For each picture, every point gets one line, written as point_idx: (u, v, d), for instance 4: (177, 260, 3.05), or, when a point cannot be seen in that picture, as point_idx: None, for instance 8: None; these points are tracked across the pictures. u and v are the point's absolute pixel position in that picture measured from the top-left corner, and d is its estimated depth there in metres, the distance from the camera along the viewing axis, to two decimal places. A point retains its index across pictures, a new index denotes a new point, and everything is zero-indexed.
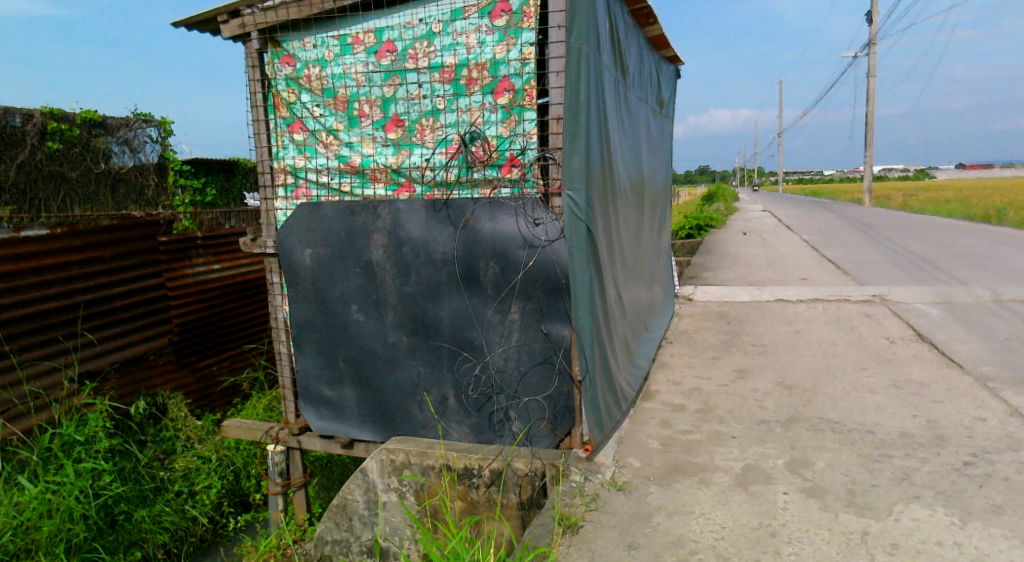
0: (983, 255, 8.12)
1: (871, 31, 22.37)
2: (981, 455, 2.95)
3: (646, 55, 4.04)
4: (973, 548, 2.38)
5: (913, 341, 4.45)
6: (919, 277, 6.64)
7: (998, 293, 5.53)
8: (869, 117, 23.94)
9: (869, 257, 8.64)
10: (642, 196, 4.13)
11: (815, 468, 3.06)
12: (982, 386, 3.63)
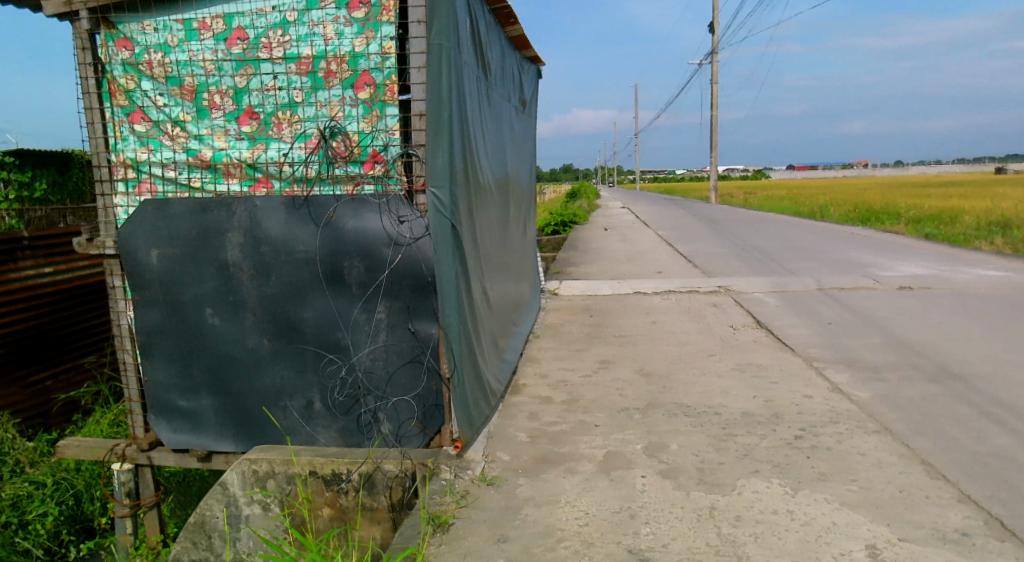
0: (809, 248, 9.03)
1: (712, 41, 24.32)
2: (809, 429, 3.24)
3: (508, 55, 4.09)
4: (803, 513, 2.61)
5: (753, 327, 4.84)
6: (759, 268, 7.24)
7: (823, 281, 6.17)
8: (716, 120, 25.94)
9: (715, 250, 9.35)
10: (507, 193, 4.18)
11: (670, 450, 3.24)
12: (809, 366, 4.01)
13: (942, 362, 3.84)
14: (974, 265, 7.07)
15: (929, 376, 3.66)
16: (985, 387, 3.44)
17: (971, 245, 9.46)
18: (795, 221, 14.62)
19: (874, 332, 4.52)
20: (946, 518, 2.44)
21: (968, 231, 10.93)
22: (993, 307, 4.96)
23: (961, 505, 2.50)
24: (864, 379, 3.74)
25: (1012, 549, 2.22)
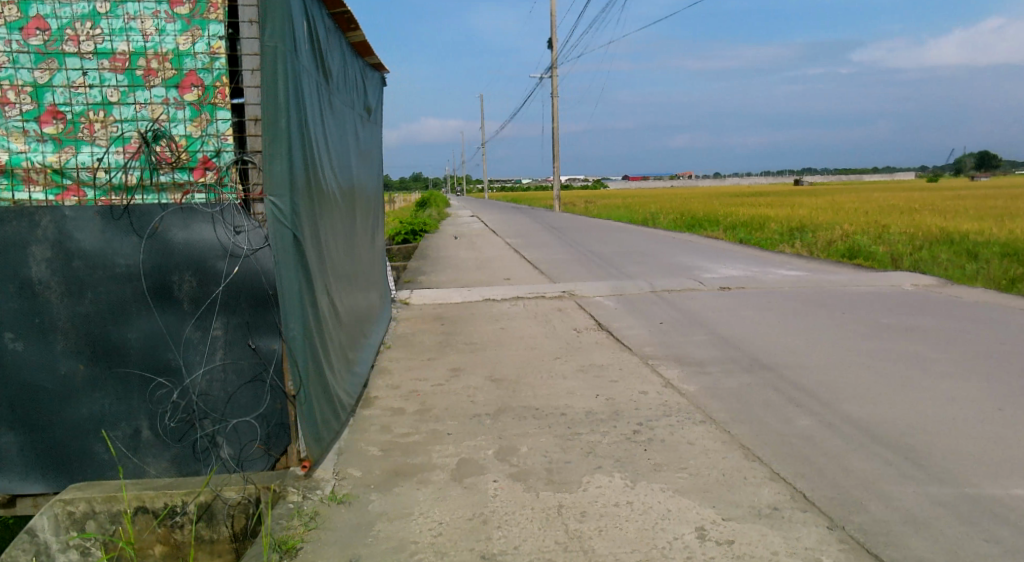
0: (644, 253, 9.73)
1: (552, 57, 25.45)
2: (645, 423, 3.45)
3: (350, 62, 4.01)
4: (641, 504, 2.76)
5: (595, 329, 5.10)
6: (599, 273, 7.68)
7: (656, 283, 6.64)
8: (556, 131, 27.12)
9: (560, 256, 9.78)
10: (353, 202, 4.10)
11: (520, 453, 3.32)
12: (645, 364, 4.29)
13: (754, 354, 4.26)
14: (779, 266, 7.98)
15: (745, 368, 4.04)
16: (789, 374, 3.84)
17: (778, 247, 10.68)
18: (634, 229, 15.67)
19: (699, 330, 4.92)
20: (760, 494, 2.68)
21: (774, 235, 12.33)
22: (793, 303, 5.61)
23: (772, 482, 2.75)
24: (691, 373, 4.05)
25: (812, 518, 2.46)
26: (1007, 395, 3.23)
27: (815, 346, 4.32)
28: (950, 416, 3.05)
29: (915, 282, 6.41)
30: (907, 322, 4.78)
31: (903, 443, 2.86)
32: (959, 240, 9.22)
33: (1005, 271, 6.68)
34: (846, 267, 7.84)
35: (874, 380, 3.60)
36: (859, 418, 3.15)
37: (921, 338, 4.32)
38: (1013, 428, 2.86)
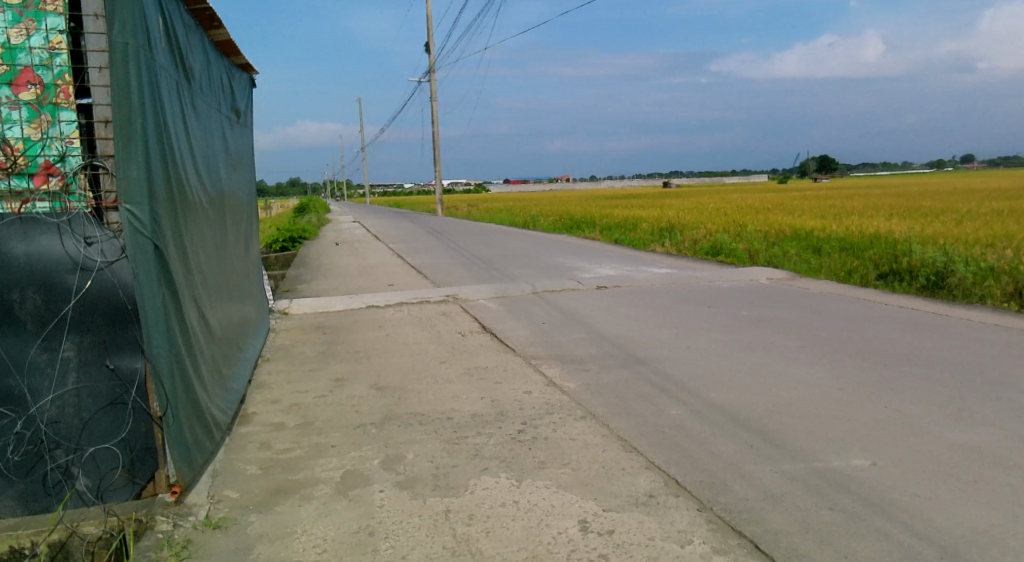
0: (526, 255, 9.96)
1: (430, 61, 25.43)
2: (529, 422, 3.51)
3: (214, 61, 3.79)
4: (526, 502, 2.80)
5: (479, 332, 5.15)
6: (483, 275, 7.77)
7: (538, 285, 6.78)
8: (437, 136, 27.09)
9: (444, 260, 9.78)
10: (223, 209, 3.88)
11: (406, 460, 3.28)
12: (528, 364, 4.36)
13: (630, 349, 4.44)
14: (652, 264, 8.44)
15: (621, 363, 4.20)
16: (662, 367, 4.03)
17: (651, 247, 11.25)
18: (518, 232, 15.93)
19: (579, 328, 5.07)
20: (637, 484, 2.80)
21: (647, 235, 12.96)
22: (663, 299, 5.92)
23: (648, 471, 2.87)
24: (572, 370, 4.16)
25: (684, 502, 2.60)
26: (847, 376, 3.56)
27: (684, 339, 4.57)
28: (800, 397, 3.32)
29: (770, 276, 6.96)
30: (764, 313, 5.17)
31: (761, 426, 3.06)
32: (805, 235, 10.12)
33: (843, 263, 7.41)
34: (710, 263, 8.39)
35: (735, 368, 3.86)
36: (723, 404, 3.35)
37: (776, 327, 4.69)
38: (852, 404, 3.16)
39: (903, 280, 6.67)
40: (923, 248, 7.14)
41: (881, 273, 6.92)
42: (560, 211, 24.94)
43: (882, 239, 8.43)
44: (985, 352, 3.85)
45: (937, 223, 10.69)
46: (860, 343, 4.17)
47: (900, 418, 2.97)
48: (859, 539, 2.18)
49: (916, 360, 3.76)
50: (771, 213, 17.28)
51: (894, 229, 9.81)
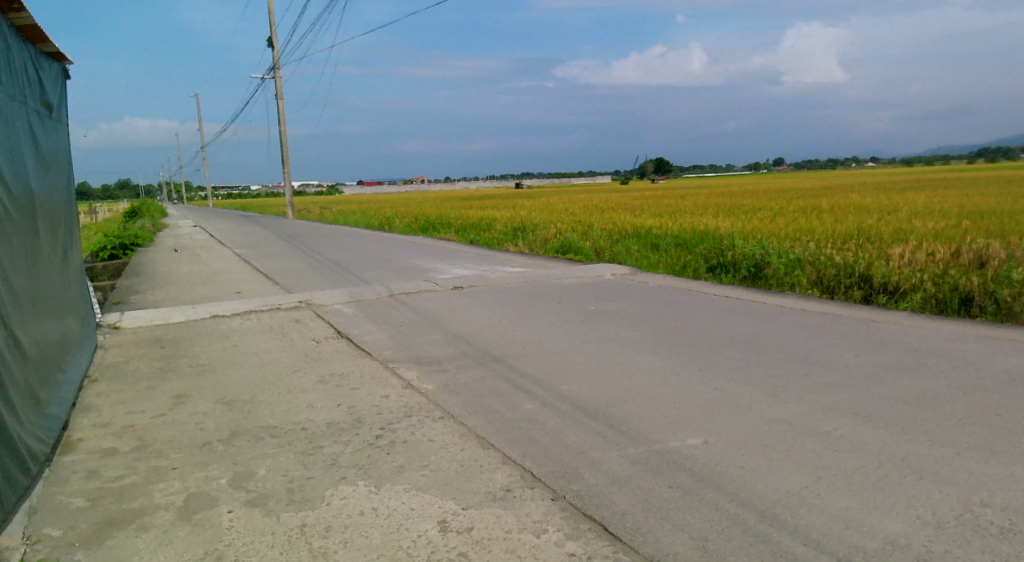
0: (381, 258, 9.81)
1: (275, 57, 24.25)
2: (387, 426, 3.33)
3: (14, 48, 3.37)
4: (386, 508, 2.64)
5: (334, 338, 4.99)
6: (338, 280, 7.54)
7: (394, 288, 6.67)
8: (285, 135, 25.88)
9: (294, 266, 9.37)
10: (33, 213, 3.45)
11: (257, 477, 2.99)
12: (384, 367, 4.23)
13: (486, 347, 4.46)
14: (506, 264, 8.63)
15: (477, 360, 4.19)
16: (516, 362, 4.10)
17: (504, 246, 11.43)
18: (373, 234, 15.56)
19: (434, 329, 5.04)
20: (495, 480, 2.79)
21: (500, 234, 13.16)
22: (516, 298, 6.05)
23: (505, 466, 2.88)
24: (429, 370, 4.08)
25: (539, 493, 2.65)
26: (682, 362, 3.84)
27: (535, 335, 4.69)
28: (641, 385, 3.52)
29: (613, 271, 7.34)
30: (609, 307, 5.45)
31: (608, 413, 3.21)
32: (643, 230, 10.74)
33: (677, 258, 7.94)
34: (559, 261, 8.70)
35: (584, 361, 4.02)
36: (573, 395, 3.47)
37: (621, 320, 4.95)
38: (685, 388, 3.41)
39: (727, 272, 7.25)
40: (743, 242, 7.83)
41: (710, 266, 7.42)
42: (415, 212, 24.73)
43: (709, 234, 9.17)
44: (794, 333, 4.31)
45: (753, 218, 11.83)
46: (693, 331, 4.51)
47: (727, 398, 3.23)
48: (694, 512, 2.35)
49: (739, 345, 4.12)
50: (614, 210, 18.27)
51: (719, 224, 10.70)
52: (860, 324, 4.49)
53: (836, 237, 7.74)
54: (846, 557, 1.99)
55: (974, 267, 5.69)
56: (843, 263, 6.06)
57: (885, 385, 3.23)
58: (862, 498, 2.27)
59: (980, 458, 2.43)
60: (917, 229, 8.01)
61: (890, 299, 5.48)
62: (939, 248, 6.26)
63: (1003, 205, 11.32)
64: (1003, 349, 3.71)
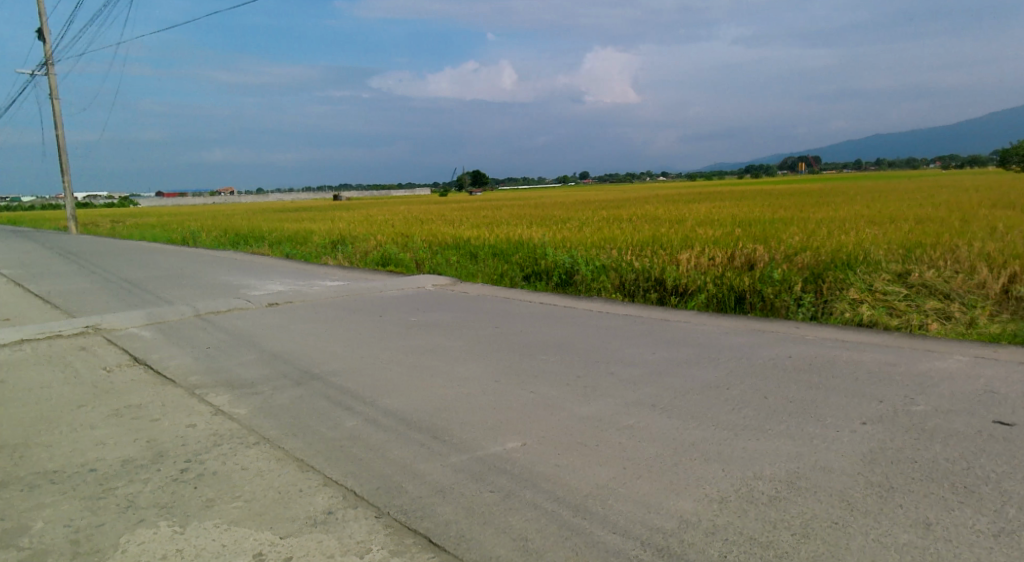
0: (185, 275, 9.02)
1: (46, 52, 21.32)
2: (194, 458, 3.03)
3: None
4: (192, 547, 2.35)
5: (130, 365, 4.49)
6: (135, 301, 6.81)
7: (200, 307, 6.18)
8: (63, 139, 22.78)
9: (77, 287, 8.29)
10: None
11: (33, 531, 2.51)
12: (190, 394, 3.86)
13: (304, 365, 4.27)
14: (325, 277, 8.36)
15: (295, 381, 3.98)
16: (337, 379, 3.95)
17: (323, 260, 10.99)
18: (176, 250, 14.19)
19: (247, 350, 4.72)
20: (315, 503, 2.62)
21: (318, 247, 12.62)
22: (337, 313, 5.86)
23: (326, 487, 2.73)
24: (241, 395, 3.79)
25: (362, 512, 2.53)
26: (502, 369, 3.95)
27: (357, 350, 4.57)
28: (462, 394, 3.57)
29: (435, 282, 7.39)
30: (433, 318, 5.48)
31: (431, 425, 3.20)
32: (463, 241, 10.88)
33: (495, 269, 8.15)
34: (381, 274, 8.55)
35: (406, 374, 3.98)
36: (396, 409, 3.43)
37: (443, 331, 5.01)
38: (505, 395, 3.51)
39: (541, 279, 7.54)
40: (555, 250, 8.27)
41: (526, 274, 7.75)
42: (228, 225, 23.00)
43: (525, 243, 9.59)
44: (602, 335, 4.63)
45: (563, 227, 12.52)
46: (513, 339, 4.67)
47: (542, 400, 3.39)
48: (514, 514, 2.40)
49: (552, 348, 4.35)
50: (435, 220, 18.41)
51: (534, 234, 11.15)
52: (658, 323, 4.94)
53: (636, 244, 8.44)
54: (649, 539, 2.14)
55: (745, 267, 6.49)
56: (641, 268, 6.60)
57: (678, 378, 3.58)
58: (661, 483, 2.48)
59: (752, 436, 2.77)
60: (699, 235, 8.98)
61: (681, 300, 6.06)
62: (717, 253, 7.04)
63: (761, 214, 13.14)
64: (768, 339, 4.29)
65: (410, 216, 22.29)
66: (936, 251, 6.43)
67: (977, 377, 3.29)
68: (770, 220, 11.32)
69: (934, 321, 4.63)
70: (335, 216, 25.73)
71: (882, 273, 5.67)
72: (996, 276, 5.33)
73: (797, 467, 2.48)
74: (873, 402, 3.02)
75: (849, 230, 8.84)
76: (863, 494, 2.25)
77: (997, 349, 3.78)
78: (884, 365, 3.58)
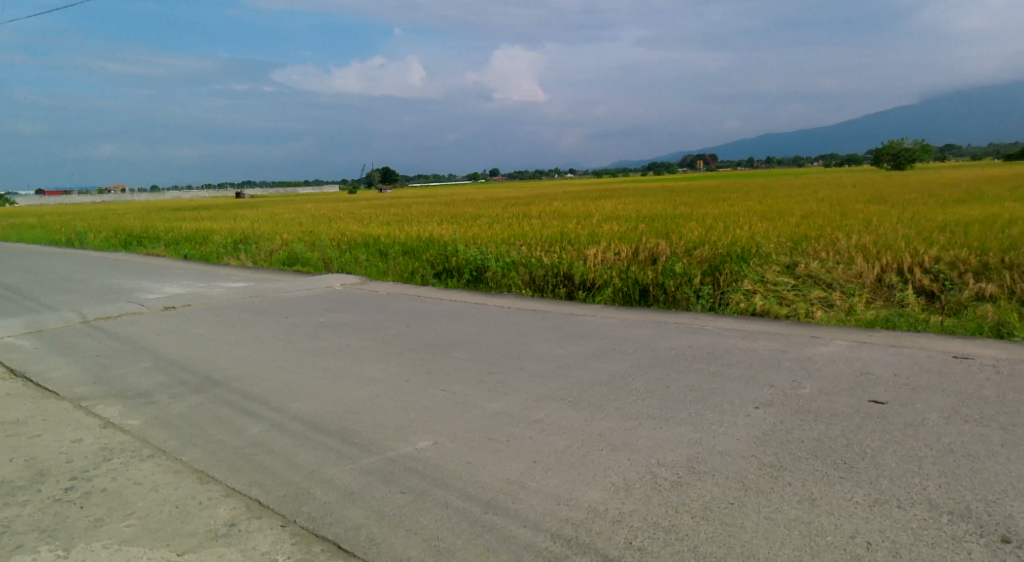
0: (69, 279, 8.39)
1: None
2: (80, 476, 2.80)
3: None
4: None
5: (6, 379, 4.13)
6: (10, 309, 6.27)
7: (86, 314, 5.77)
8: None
9: None
10: None
11: None
12: (76, 408, 3.59)
13: (204, 372, 4.07)
14: (227, 279, 8.01)
15: (194, 388, 3.78)
16: (239, 385, 3.78)
17: (224, 261, 10.49)
18: (60, 252, 13.16)
19: (140, 358, 4.44)
20: (215, 515, 2.46)
21: (218, 247, 12.03)
22: (240, 316, 5.62)
23: (228, 498, 2.57)
24: (134, 406, 3.56)
25: (267, 522, 2.39)
26: (412, 368, 3.91)
27: (261, 354, 4.39)
28: (371, 395, 3.50)
29: (344, 281, 7.24)
30: (342, 319, 5.35)
31: (339, 428, 3.12)
32: (372, 239, 10.67)
33: (406, 267, 8.05)
34: (287, 274, 8.26)
35: (313, 376, 3.87)
36: (302, 413, 3.32)
37: (351, 331, 4.91)
38: (415, 394, 3.47)
39: (453, 277, 7.51)
40: (465, 247, 8.28)
41: (436, 272, 7.71)
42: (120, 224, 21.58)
43: (435, 240, 9.55)
44: (512, 331, 4.68)
45: (474, 224, 12.54)
46: (424, 337, 4.63)
47: (452, 398, 3.38)
48: (426, 514, 2.35)
49: (461, 345, 4.35)
50: (344, 218, 18.01)
51: (445, 231, 11.09)
52: (567, 318, 5.02)
53: (545, 240, 8.57)
54: (559, 531, 2.16)
55: (648, 261, 6.72)
56: (550, 264, 6.71)
57: (585, 371, 3.66)
58: (570, 475, 2.51)
59: (655, 425, 2.86)
60: (605, 231, 9.22)
61: (589, 294, 6.19)
62: (622, 248, 7.24)
63: (663, 210, 13.66)
64: (670, 330, 4.45)
65: (316, 213, 21.67)
66: (819, 243, 6.89)
67: (855, 359, 3.54)
68: (671, 216, 11.79)
69: (817, 309, 4.96)
70: (239, 214, 24.64)
71: (772, 265, 6.02)
72: (871, 266, 5.78)
73: (697, 452, 2.58)
74: (765, 387, 3.19)
75: (743, 224, 9.33)
76: (756, 474, 2.36)
77: (872, 333, 4.09)
78: (775, 351, 3.79)
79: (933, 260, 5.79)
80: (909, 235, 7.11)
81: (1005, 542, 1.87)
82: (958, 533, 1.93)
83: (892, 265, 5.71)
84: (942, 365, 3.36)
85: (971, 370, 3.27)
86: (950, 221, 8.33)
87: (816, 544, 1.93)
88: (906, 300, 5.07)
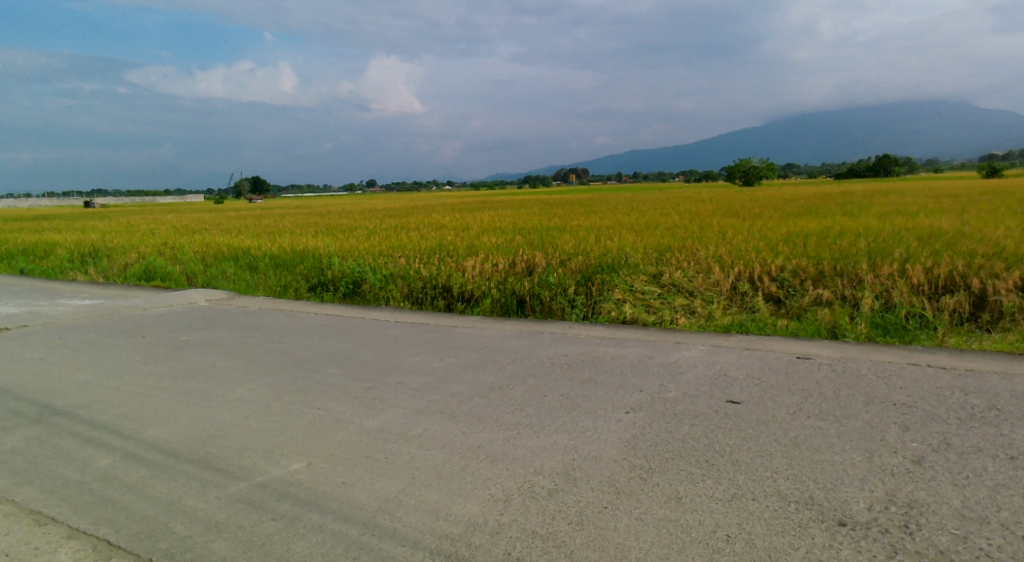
0: None
1: None
2: None
3: None
4: None
5: None
6: None
7: None
8: None
9: None
10: None
11: None
12: None
13: (42, 401, 3.65)
14: (71, 296, 7.28)
15: (31, 420, 3.39)
16: (86, 414, 3.44)
17: (69, 277, 9.52)
18: None
19: None
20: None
21: (62, 261, 10.95)
22: (87, 337, 5.12)
23: (71, 540, 2.32)
24: None
25: None
26: (284, 387, 3.73)
27: (112, 378, 4.02)
28: (238, 416, 3.31)
29: (210, 297, 6.81)
30: (207, 337, 5.02)
31: (202, 454, 2.91)
32: (240, 252, 10.12)
33: (277, 281, 7.71)
34: (143, 290, 7.64)
35: (172, 400, 3.59)
36: (158, 441, 3.07)
37: (216, 349, 4.62)
38: (287, 414, 3.31)
39: (328, 290, 7.27)
40: (341, 259, 8.05)
41: (311, 286, 7.45)
42: None
43: (308, 253, 9.22)
44: (389, 344, 4.60)
45: (350, 236, 12.20)
46: (296, 354, 4.44)
47: (327, 416, 3.26)
48: (298, 540, 2.24)
49: (335, 361, 4.21)
50: (210, 229, 16.97)
51: (319, 243, 10.71)
52: (446, 330, 5.01)
53: (423, 252, 8.50)
54: (437, 548, 2.13)
55: (525, 272, 6.86)
56: (429, 276, 6.68)
57: (463, 383, 3.65)
58: (448, 488, 2.49)
59: (531, 434, 2.90)
60: (483, 243, 9.29)
61: (468, 306, 6.21)
62: (499, 259, 7.31)
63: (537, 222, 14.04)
64: (545, 340, 4.55)
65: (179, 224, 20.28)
66: (680, 254, 7.32)
67: (714, 362, 3.79)
68: (547, 228, 12.11)
69: (680, 315, 5.27)
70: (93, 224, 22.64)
71: (640, 274, 6.33)
72: (727, 274, 6.22)
73: (571, 458, 2.65)
74: (635, 392, 3.33)
75: (613, 236, 9.74)
76: (627, 477, 2.45)
77: (728, 337, 4.39)
78: (643, 357, 3.97)
79: (779, 268, 6.32)
80: (759, 246, 7.72)
81: (842, 525, 2.05)
82: (803, 521, 2.09)
83: (745, 274, 6.18)
84: (788, 365, 3.66)
85: (812, 368, 3.59)
86: (793, 233, 9.13)
87: (681, 541, 2.03)
88: (757, 306, 5.50)
